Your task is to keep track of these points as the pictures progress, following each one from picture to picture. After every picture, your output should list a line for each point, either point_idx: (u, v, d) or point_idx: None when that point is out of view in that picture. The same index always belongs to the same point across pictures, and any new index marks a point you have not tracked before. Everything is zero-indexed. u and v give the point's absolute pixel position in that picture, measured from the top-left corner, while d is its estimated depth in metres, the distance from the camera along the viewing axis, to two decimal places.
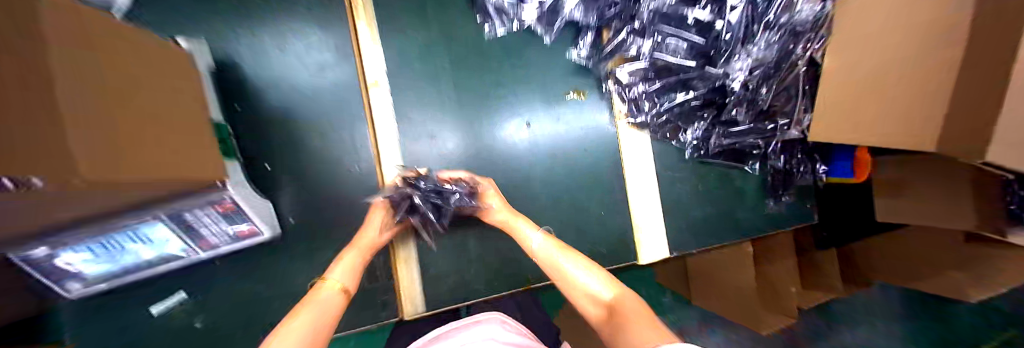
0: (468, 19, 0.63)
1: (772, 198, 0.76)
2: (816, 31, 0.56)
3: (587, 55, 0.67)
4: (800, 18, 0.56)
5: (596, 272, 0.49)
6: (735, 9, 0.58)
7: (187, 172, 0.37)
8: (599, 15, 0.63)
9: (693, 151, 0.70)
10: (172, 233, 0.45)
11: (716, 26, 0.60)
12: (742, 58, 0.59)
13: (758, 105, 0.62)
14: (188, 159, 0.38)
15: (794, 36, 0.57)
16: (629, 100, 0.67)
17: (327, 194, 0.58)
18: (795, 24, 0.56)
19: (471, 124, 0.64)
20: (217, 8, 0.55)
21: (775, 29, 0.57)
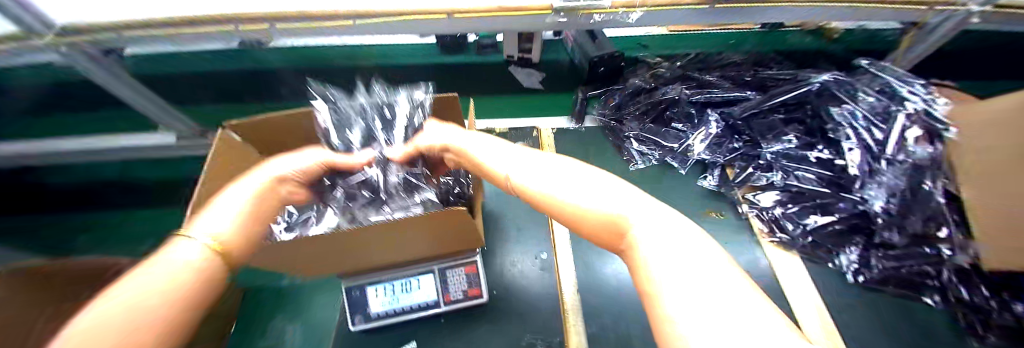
0: (616, 159, 0.90)
1: (976, 338, 0.61)
2: (941, 168, 0.66)
3: (718, 184, 0.83)
4: (919, 156, 0.67)
5: None
6: (853, 150, 0.74)
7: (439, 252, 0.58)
8: (722, 155, 0.85)
9: (855, 274, 0.68)
10: (435, 283, 0.67)
11: (845, 163, 0.74)
12: (875, 186, 0.69)
13: (910, 230, 0.66)
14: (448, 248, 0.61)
15: (920, 170, 0.67)
16: (770, 220, 0.75)
17: (516, 278, 0.74)
18: (916, 161, 0.67)
19: None
20: None
21: (905, 161, 0.68)
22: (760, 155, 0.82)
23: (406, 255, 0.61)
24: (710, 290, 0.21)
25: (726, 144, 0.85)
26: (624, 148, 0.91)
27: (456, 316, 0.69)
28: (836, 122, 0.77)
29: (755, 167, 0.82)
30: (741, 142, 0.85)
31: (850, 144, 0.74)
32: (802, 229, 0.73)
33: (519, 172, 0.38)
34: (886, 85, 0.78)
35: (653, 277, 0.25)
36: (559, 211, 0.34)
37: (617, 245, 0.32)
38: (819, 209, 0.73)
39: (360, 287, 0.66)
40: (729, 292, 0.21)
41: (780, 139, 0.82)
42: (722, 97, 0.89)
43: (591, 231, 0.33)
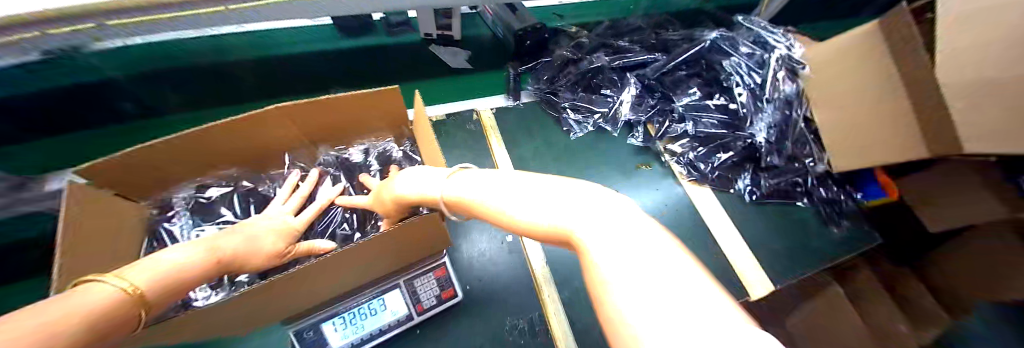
0: (557, 131, 0.94)
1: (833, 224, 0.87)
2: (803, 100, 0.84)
3: (644, 141, 0.94)
4: (788, 92, 0.85)
5: None
6: (739, 95, 0.90)
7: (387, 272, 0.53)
8: (645, 114, 0.94)
9: (750, 194, 0.88)
10: (403, 297, 0.61)
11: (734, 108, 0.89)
12: (754, 122, 0.87)
13: (785, 151, 0.85)
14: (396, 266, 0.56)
15: (789, 104, 0.85)
16: (685, 163, 0.90)
17: (484, 268, 0.73)
18: (786, 96, 0.85)
19: None
20: None
21: (771, 100, 0.87)
22: (673, 109, 0.93)
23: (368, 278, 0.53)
24: (667, 284, 0.14)
25: (647, 104, 0.95)
26: (562, 119, 0.95)
27: (431, 321, 0.66)
28: (725, 73, 0.92)
29: (669, 121, 0.93)
30: (658, 100, 0.95)
31: (736, 91, 0.90)
32: (714, 168, 0.89)
33: (463, 188, 0.35)
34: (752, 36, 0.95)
35: (602, 281, 0.18)
36: (508, 227, 0.28)
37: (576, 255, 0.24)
38: (721, 147, 0.89)
39: (313, 326, 0.55)
40: (686, 278, 0.15)
41: (686, 92, 0.93)
42: (635, 60, 0.98)
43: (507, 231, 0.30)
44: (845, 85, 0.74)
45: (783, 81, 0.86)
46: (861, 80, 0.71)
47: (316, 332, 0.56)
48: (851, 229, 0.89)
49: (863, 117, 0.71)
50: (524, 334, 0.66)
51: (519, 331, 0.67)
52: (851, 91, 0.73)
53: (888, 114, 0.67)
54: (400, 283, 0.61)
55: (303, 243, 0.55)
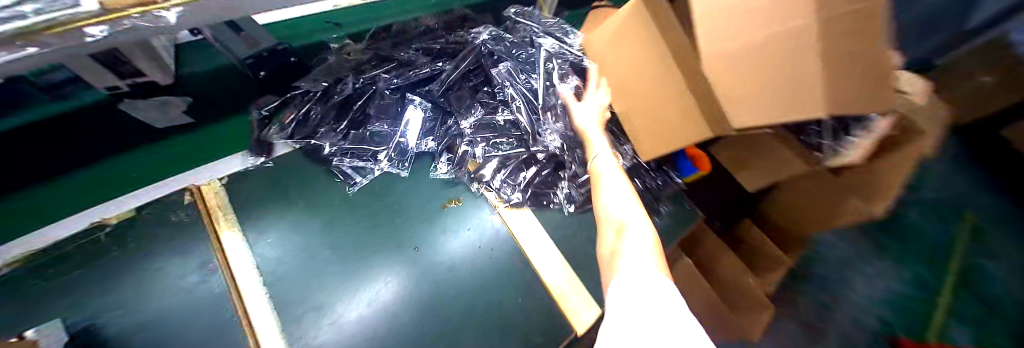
0: (330, 186, 0.72)
1: (654, 214, 0.85)
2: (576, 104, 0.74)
3: (450, 171, 0.78)
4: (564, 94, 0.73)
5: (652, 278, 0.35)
6: (521, 104, 0.75)
7: None
8: (439, 142, 0.77)
9: (569, 206, 0.78)
10: None
11: (519, 121, 0.76)
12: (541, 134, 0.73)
13: (582, 157, 0.75)
14: None
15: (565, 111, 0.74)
16: (496, 189, 0.76)
17: None
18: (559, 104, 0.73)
19: (378, 272, 0.68)
20: (62, 289, 0.56)
21: (552, 106, 0.74)
22: (463, 134, 0.77)
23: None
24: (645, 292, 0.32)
25: (439, 128, 0.78)
26: (333, 166, 0.72)
27: None
28: (502, 78, 0.75)
29: (461, 149, 0.78)
30: (447, 125, 0.79)
31: (517, 99, 0.75)
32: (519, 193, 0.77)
33: None
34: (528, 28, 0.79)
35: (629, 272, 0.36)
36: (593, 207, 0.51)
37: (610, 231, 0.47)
38: (525, 165, 0.77)
39: None
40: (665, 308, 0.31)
41: (472, 111, 0.77)
42: (417, 74, 0.75)
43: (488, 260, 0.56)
44: (631, 60, 0.64)
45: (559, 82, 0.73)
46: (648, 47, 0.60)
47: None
48: (672, 215, 0.88)
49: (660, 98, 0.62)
50: None
51: None
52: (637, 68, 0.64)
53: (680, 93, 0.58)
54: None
55: None
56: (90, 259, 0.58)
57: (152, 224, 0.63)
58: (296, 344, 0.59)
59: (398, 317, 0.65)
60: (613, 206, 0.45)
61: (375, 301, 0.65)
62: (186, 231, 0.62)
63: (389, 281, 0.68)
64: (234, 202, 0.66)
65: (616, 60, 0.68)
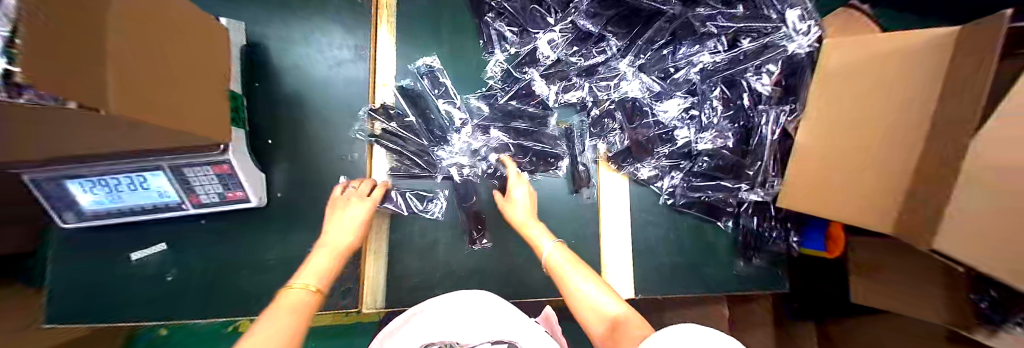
0: (473, 44, 0.70)
1: (741, 258, 0.78)
2: (759, 106, 0.66)
3: (582, 97, 0.70)
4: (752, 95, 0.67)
5: (602, 290, 0.50)
6: (692, 80, 0.68)
7: (193, 121, 0.41)
8: (583, 59, 0.69)
9: (666, 197, 0.74)
10: (171, 185, 0.50)
11: (676, 93, 0.68)
12: (687, 121, 0.69)
13: (721, 160, 0.69)
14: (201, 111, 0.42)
15: (740, 112, 0.68)
16: (609, 141, 0.71)
17: (312, 179, 0.61)
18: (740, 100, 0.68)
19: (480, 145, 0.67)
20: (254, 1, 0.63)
21: (718, 100, 0.68)
22: (615, 67, 0.68)
23: (81, 159, 0.40)
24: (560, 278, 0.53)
25: (592, 43, 0.69)
26: (484, 26, 0.69)
27: (229, 216, 0.57)
28: (694, 37, 0.66)
29: (600, 79, 0.69)
30: (602, 45, 0.69)
31: (693, 69, 0.67)
32: (630, 157, 0.71)
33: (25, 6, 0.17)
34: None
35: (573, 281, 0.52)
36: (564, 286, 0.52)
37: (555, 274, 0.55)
38: (663, 139, 0.70)
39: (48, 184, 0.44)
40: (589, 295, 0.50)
41: (643, 49, 0.68)
42: None
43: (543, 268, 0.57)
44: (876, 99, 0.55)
45: (745, 80, 0.67)
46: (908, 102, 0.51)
47: (57, 188, 0.45)
48: (761, 271, 0.78)
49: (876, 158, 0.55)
50: None
51: None
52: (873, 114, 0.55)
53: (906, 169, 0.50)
54: (163, 167, 0.46)
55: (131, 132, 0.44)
56: None
57: None
58: (397, 158, 0.65)
59: (483, 185, 0.68)
60: (581, 282, 0.51)
61: (439, 170, 0.66)
62: (355, 13, 0.66)
63: (480, 159, 0.68)
64: (401, 12, 0.68)
65: (839, 99, 0.60)
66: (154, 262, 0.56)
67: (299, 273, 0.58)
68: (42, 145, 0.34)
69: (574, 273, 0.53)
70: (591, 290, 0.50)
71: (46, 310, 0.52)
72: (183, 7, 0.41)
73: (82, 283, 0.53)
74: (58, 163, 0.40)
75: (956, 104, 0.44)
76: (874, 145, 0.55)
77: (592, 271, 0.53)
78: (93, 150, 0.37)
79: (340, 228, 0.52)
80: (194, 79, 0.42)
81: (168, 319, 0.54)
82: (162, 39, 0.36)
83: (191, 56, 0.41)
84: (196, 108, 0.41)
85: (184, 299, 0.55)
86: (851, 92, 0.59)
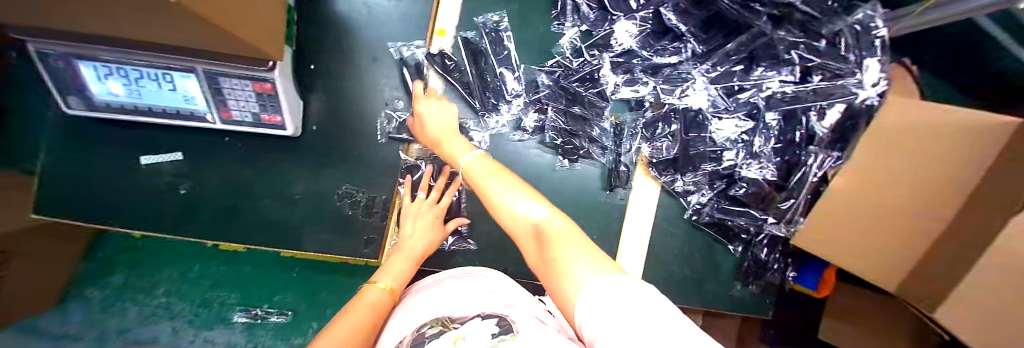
0: (544, 11, 0.65)
1: (741, 282, 0.81)
2: (811, 145, 0.66)
3: (643, 93, 0.67)
4: (800, 131, 0.66)
5: (524, 193, 0.39)
6: (755, 104, 0.66)
7: (251, 30, 0.35)
8: (653, 54, 0.66)
9: (692, 213, 0.75)
10: (202, 92, 0.44)
11: (736, 114, 0.66)
12: (739, 143, 0.68)
13: (759, 189, 0.69)
14: (261, 22, 0.36)
15: (789, 147, 0.68)
16: (654, 145, 0.70)
17: (351, 118, 0.55)
18: (792, 135, 0.67)
19: (525, 121, 0.65)
20: None
21: (773, 132, 0.67)
22: (685, 72, 0.66)
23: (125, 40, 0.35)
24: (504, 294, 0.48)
25: (666, 41, 0.66)
26: None
27: (255, 138, 0.52)
28: (773, 62, 0.64)
29: (666, 80, 0.66)
30: (677, 45, 0.66)
31: (761, 93, 0.65)
32: (671, 167, 0.71)
33: None
34: (852, 25, 0.61)
35: (496, 195, 0.40)
36: (491, 203, 0.41)
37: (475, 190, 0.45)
38: (709, 157, 0.69)
39: (68, 58, 0.39)
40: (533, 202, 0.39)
41: (716, 61, 0.65)
42: None
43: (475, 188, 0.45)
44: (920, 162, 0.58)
45: (805, 117, 0.66)
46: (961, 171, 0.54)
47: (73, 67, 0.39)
48: (753, 296, 0.82)
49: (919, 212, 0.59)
50: (355, 208, 0.56)
51: (351, 201, 0.56)
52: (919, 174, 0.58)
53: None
54: (195, 71, 0.41)
55: (247, 82, 0.44)
56: None
57: None
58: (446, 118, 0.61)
59: (522, 161, 0.66)
60: (506, 195, 0.39)
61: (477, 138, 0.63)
62: None
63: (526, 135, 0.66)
64: None
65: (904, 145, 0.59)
66: (166, 171, 0.51)
67: (322, 213, 0.54)
68: (82, 13, 0.28)
69: (503, 189, 0.40)
70: (513, 197, 0.39)
71: (45, 198, 0.47)
72: None
73: (82, 177, 0.48)
74: (87, 35, 0.34)
75: (1011, 193, 0.46)
76: None
77: (522, 181, 0.41)
78: (132, 30, 0.31)
79: (420, 235, 0.56)
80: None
81: (178, 234, 0.51)
82: None
83: None
84: (258, 16, 0.35)
85: (196, 216, 0.51)
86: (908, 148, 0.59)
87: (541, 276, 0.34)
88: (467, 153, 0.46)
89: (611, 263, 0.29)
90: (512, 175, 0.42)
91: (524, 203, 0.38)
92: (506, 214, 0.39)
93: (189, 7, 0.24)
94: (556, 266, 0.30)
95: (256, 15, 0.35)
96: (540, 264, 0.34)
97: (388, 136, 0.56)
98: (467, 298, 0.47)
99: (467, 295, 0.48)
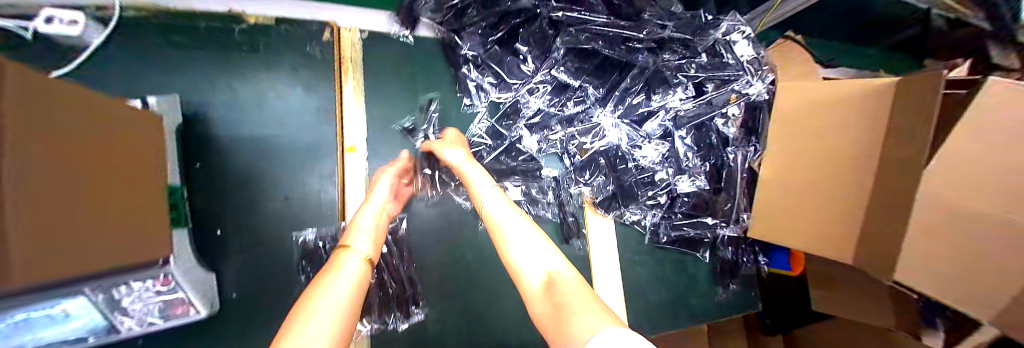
0: (451, 97, 0.67)
1: (721, 285, 0.82)
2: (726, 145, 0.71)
3: (565, 143, 0.71)
4: (713, 136, 0.71)
5: (546, 242, 0.42)
6: (665, 126, 0.71)
7: (117, 246, 0.32)
8: (562, 107, 0.70)
9: (651, 236, 0.77)
10: (97, 309, 0.37)
11: (653, 138, 0.71)
12: (665, 163, 0.71)
13: (697, 198, 0.72)
14: (127, 233, 0.34)
15: (710, 150, 0.72)
16: (594, 187, 0.72)
17: (274, 269, 0.51)
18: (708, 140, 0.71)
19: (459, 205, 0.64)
20: (207, 70, 0.54)
21: (690, 144, 0.72)
22: (593, 116, 0.70)
23: None
24: None
25: (574, 91, 0.69)
26: (460, 76, 0.67)
27: (167, 331, 0.46)
28: (665, 86, 0.69)
29: (580, 128, 0.69)
30: (580, 94, 0.70)
31: (668, 114, 0.70)
32: (614, 202, 0.72)
33: None
34: (722, 38, 0.68)
35: (503, 231, 0.44)
36: (501, 248, 0.44)
37: (488, 231, 0.48)
38: (649, 183, 0.72)
39: None
40: (522, 231, 0.43)
41: (620, 97, 0.70)
42: (586, 25, 0.63)
43: (489, 232, 0.47)
44: (839, 128, 0.60)
45: (712, 123, 0.71)
46: (874, 122, 0.54)
47: None
48: (737, 295, 0.83)
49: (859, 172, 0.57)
50: None
51: None
52: (832, 128, 0.61)
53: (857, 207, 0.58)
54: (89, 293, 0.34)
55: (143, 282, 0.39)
56: (223, 67, 0.54)
57: (291, 63, 0.57)
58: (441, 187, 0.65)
59: (467, 246, 0.64)
60: (517, 239, 0.42)
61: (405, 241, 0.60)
62: (316, 67, 0.58)
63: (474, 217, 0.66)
64: (368, 67, 0.62)
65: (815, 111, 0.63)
66: None
67: None
68: None
69: (512, 230, 0.43)
70: (528, 242, 0.42)
71: None
72: (113, 112, 0.35)
73: None
74: None
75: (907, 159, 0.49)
76: (829, 194, 0.62)
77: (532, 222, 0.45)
78: None
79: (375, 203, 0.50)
80: (129, 177, 0.35)
81: None
82: (89, 158, 0.30)
83: (121, 170, 0.34)
84: (120, 230, 0.33)
85: None
86: (815, 119, 0.63)
87: (547, 334, 0.34)
88: (490, 184, 0.50)
89: (610, 313, 0.31)
90: (529, 222, 0.46)
91: (529, 241, 0.42)
92: (513, 253, 0.41)
93: (24, 279, 0.22)
94: (573, 308, 0.32)
95: (118, 228, 0.33)
96: (549, 319, 0.33)
97: (305, 279, 0.52)
98: None
99: None
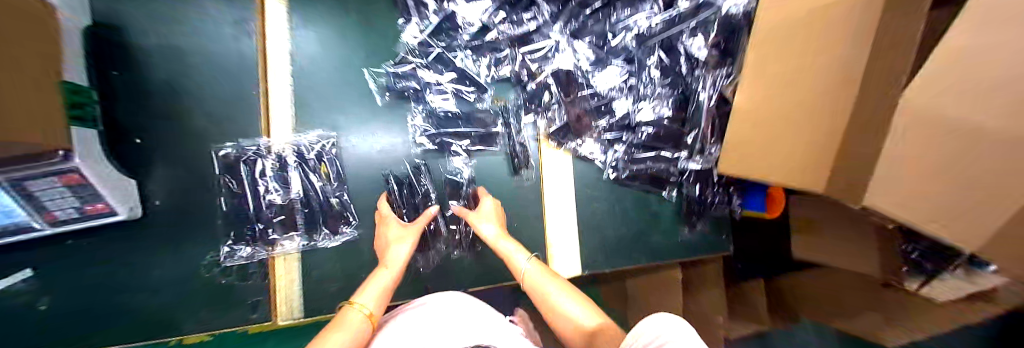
0: (386, 12, 0.60)
1: (687, 225, 0.76)
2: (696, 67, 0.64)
3: (517, 68, 0.63)
4: (683, 59, 0.63)
5: None
6: (629, 46, 0.64)
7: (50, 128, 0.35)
8: (515, 24, 0.63)
9: (611, 171, 0.69)
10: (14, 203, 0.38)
11: (614, 61, 0.64)
12: (626, 90, 0.65)
13: (661, 128, 0.66)
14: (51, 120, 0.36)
15: (680, 75, 0.64)
16: (548, 116, 0.65)
17: (202, 182, 0.52)
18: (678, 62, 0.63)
19: (393, 128, 0.60)
20: None
21: (655, 68, 0.64)
22: (547, 34, 0.63)
23: None
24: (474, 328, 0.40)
25: (527, 7, 0.63)
26: None
27: (101, 234, 0.49)
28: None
29: (532, 48, 0.63)
30: (532, 10, 0.63)
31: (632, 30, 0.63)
32: (570, 133, 0.66)
33: None
34: None
35: None
36: None
37: None
38: (603, 111, 0.66)
39: None
40: None
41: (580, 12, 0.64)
42: None
43: None
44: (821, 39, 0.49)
45: (683, 42, 0.63)
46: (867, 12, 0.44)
47: None
48: (702, 236, 0.78)
49: (844, 69, 0.48)
50: (230, 274, 0.52)
51: (222, 269, 0.52)
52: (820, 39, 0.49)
53: (820, 124, 0.53)
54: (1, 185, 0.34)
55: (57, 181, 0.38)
56: None
57: None
58: (374, 110, 0.59)
59: (399, 169, 0.60)
60: None
61: (335, 164, 0.57)
62: None
63: (417, 144, 0.61)
64: None
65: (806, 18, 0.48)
66: (17, 293, 0.47)
67: (197, 288, 0.51)
68: None
69: None
70: None
71: None
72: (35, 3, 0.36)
73: None
74: None
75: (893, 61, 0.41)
76: (802, 119, 0.54)
77: None
78: None
79: (399, 247, 0.53)
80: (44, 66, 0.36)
81: None
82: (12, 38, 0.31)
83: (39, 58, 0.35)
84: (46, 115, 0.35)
85: (58, 333, 0.47)
86: (797, 27, 0.50)
87: None
88: None
89: None
90: None
91: None
92: None
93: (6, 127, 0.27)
94: None
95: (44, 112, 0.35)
96: None
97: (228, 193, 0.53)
98: (451, 324, 0.42)
99: (450, 321, 0.42)
